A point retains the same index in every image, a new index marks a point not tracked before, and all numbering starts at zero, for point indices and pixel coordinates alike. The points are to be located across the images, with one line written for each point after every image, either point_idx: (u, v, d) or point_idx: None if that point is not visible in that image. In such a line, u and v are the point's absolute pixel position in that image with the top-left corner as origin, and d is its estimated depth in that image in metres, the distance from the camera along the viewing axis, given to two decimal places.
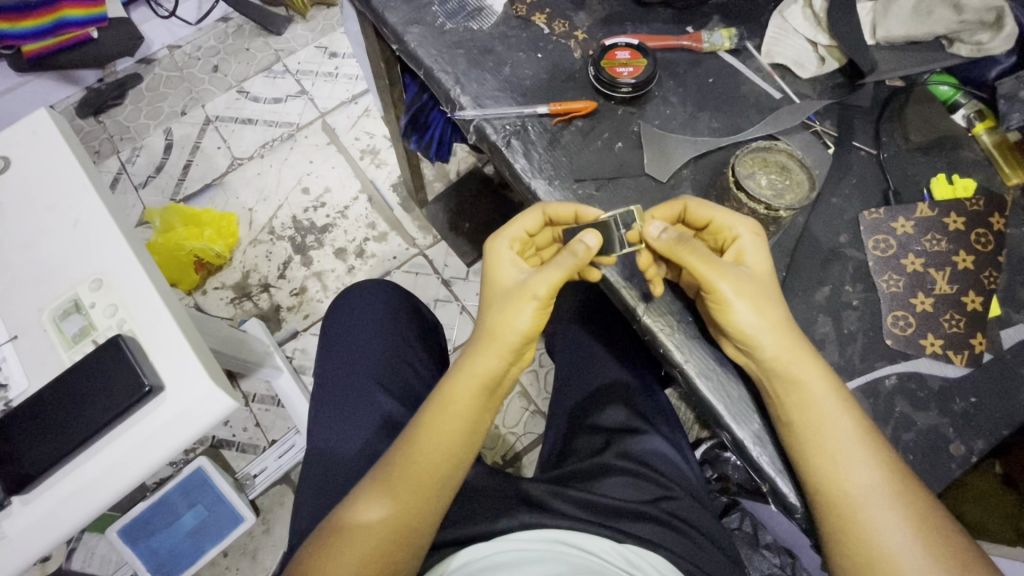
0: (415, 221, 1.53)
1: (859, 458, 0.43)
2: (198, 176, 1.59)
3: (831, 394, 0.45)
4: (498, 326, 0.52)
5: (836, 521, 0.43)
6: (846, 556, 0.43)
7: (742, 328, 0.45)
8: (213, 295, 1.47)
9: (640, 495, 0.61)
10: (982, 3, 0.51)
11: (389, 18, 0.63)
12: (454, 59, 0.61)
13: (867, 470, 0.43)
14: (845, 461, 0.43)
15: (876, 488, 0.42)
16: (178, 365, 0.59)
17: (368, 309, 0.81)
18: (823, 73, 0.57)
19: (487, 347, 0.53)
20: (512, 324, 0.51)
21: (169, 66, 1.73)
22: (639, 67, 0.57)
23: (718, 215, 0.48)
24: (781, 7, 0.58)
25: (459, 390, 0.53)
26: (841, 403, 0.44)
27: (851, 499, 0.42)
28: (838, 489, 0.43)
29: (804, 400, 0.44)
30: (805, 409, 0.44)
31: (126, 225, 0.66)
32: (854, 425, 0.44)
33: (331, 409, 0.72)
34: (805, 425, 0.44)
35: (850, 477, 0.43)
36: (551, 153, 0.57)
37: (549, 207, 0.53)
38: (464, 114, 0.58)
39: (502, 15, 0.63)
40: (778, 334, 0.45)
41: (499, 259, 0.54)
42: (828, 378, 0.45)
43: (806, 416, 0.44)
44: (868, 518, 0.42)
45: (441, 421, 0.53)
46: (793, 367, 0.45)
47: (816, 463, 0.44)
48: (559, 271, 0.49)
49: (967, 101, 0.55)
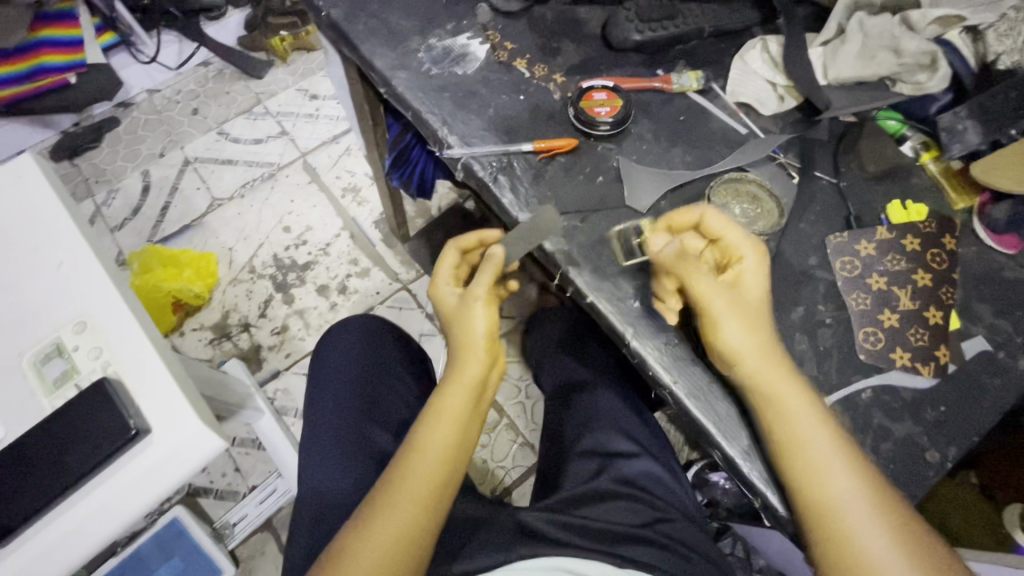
0: (397, 257, 1.55)
1: (837, 467, 0.45)
2: (176, 217, 1.59)
3: (813, 412, 0.47)
4: (465, 333, 0.57)
5: (819, 529, 0.45)
6: (832, 563, 0.44)
7: (726, 345, 0.48)
8: (192, 336, 1.45)
9: (635, 518, 0.61)
10: (918, 47, 0.56)
11: (377, 64, 0.67)
12: (440, 102, 0.65)
13: (845, 478, 0.45)
14: (827, 474, 0.45)
15: (856, 496, 0.44)
16: (164, 406, 0.58)
17: (358, 345, 0.81)
18: (783, 111, 0.61)
19: (465, 354, 0.57)
20: (475, 327, 0.56)
21: (148, 110, 1.75)
22: (616, 107, 0.61)
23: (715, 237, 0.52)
24: (742, 51, 0.64)
25: (445, 399, 0.56)
26: (816, 411, 0.47)
27: (832, 506, 0.44)
28: (820, 497, 0.45)
29: (784, 416, 0.47)
30: (788, 421, 0.46)
31: (112, 267, 0.66)
32: (830, 434, 0.46)
33: (320, 447, 0.71)
34: (788, 437, 0.46)
35: (833, 490, 0.45)
36: (537, 188, 0.59)
37: (459, 240, 0.64)
38: (453, 153, 0.61)
39: (485, 61, 0.67)
40: (761, 355, 0.48)
41: (442, 289, 0.61)
42: (808, 397, 0.47)
43: (790, 428, 0.46)
44: (849, 526, 0.44)
45: (434, 428, 0.55)
46: (776, 386, 0.47)
47: (798, 473, 0.46)
48: (487, 274, 0.56)
49: (913, 133, 0.59)
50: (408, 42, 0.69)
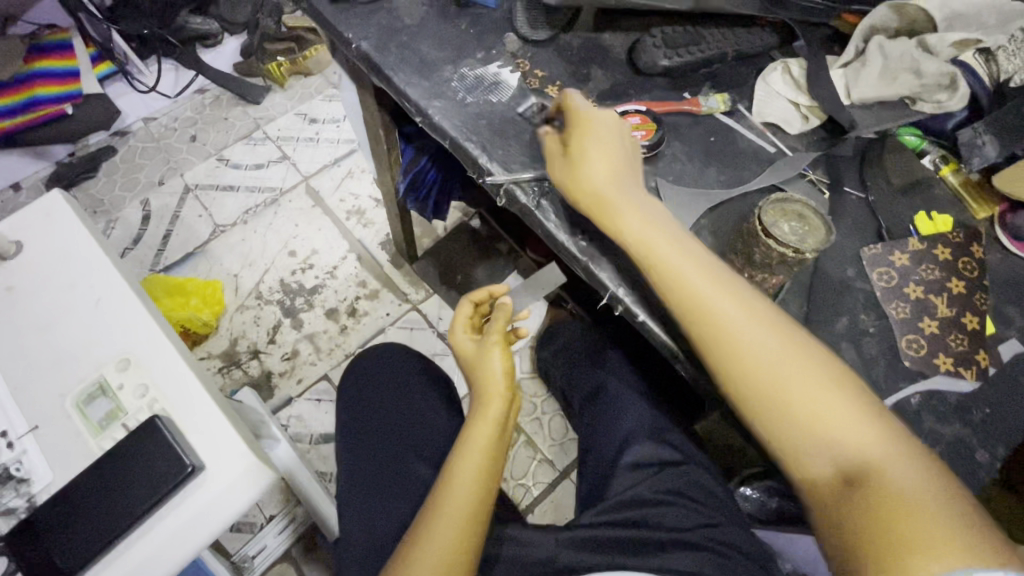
0: (406, 276, 1.56)
1: (794, 384, 0.49)
2: (179, 246, 1.58)
3: (781, 352, 0.50)
4: (485, 374, 0.64)
5: (801, 439, 0.48)
6: (828, 478, 0.47)
7: (701, 296, 0.51)
8: (200, 366, 1.43)
9: (686, 523, 0.62)
10: (938, 69, 0.59)
11: (411, 95, 0.69)
12: (477, 129, 0.66)
13: (803, 390, 0.49)
14: (808, 403, 0.48)
15: (819, 401, 0.48)
16: (215, 441, 0.58)
17: (390, 375, 0.82)
18: (808, 129, 0.64)
19: (486, 389, 0.63)
20: (493, 368, 0.64)
21: (145, 138, 1.74)
22: (649, 131, 0.63)
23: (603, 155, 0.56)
24: (764, 74, 0.67)
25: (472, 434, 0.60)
26: (752, 328, 0.51)
27: (802, 419, 0.48)
28: (790, 415, 0.49)
29: (729, 348, 0.51)
30: (729, 349, 0.51)
31: (152, 302, 0.66)
32: (773, 350, 0.50)
33: (367, 470, 0.73)
34: (738, 364, 0.50)
35: (790, 394, 0.49)
36: (580, 211, 0.61)
37: (471, 296, 0.75)
38: (494, 179, 0.63)
39: (517, 88, 0.69)
40: (725, 302, 0.51)
41: (461, 342, 0.70)
42: (776, 333, 0.50)
43: (734, 356, 0.50)
44: (825, 429, 0.48)
45: (466, 451, 0.58)
46: (740, 332, 0.51)
47: (760, 401, 0.50)
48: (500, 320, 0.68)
49: (932, 148, 0.63)
50: (440, 72, 0.71)
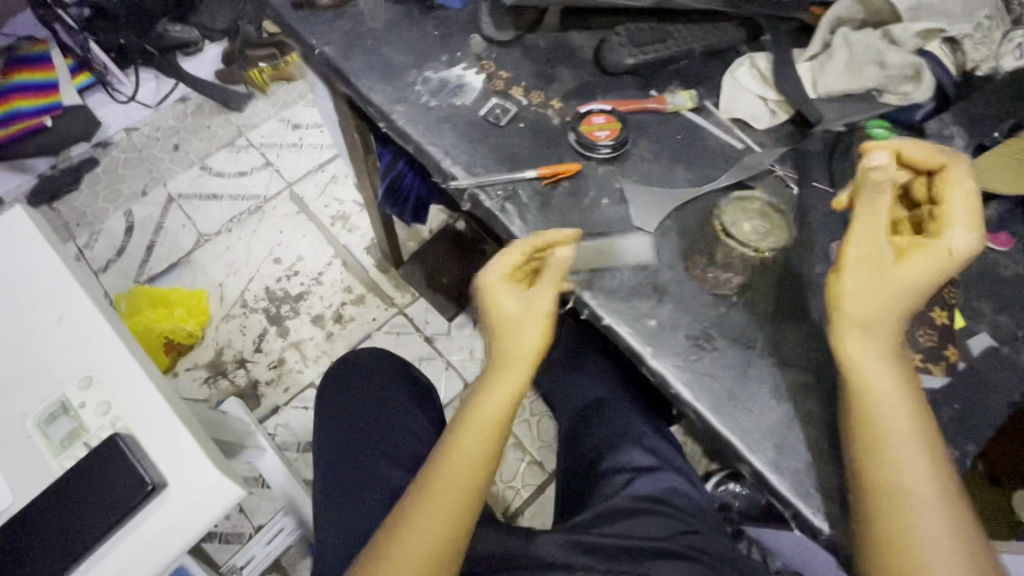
0: (392, 281, 1.55)
1: (910, 458, 0.46)
2: (163, 256, 1.57)
3: (930, 465, 0.46)
4: (510, 346, 0.55)
5: (881, 509, 0.45)
6: (873, 545, 0.45)
7: (872, 372, 0.47)
8: (185, 377, 1.43)
9: (661, 531, 0.61)
10: (902, 60, 0.58)
11: (375, 100, 0.68)
12: (441, 133, 0.65)
13: (918, 472, 0.46)
14: (923, 522, 0.45)
15: (925, 489, 0.45)
16: (179, 458, 0.57)
17: (362, 383, 0.80)
18: (776, 124, 0.63)
19: (508, 366, 0.55)
20: (524, 342, 0.55)
21: (128, 148, 1.73)
22: (615, 130, 0.62)
23: (975, 218, 0.47)
24: (732, 69, 0.66)
25: (477, 413, 0.55)
26: (910, 414, 0.47)
27: (897, 493, 0.45)
28: (891, 484, 0.45)
29: (864, 392, 0.47)
30: (871, 406, 0.47)
31: (114, 317, 0.65)
32: (911, 427, 0.46)
33: (335, 482, 0.71)
34: (869, 420, 0.47)
35: (906, 476, 0.46)
36: (544, 214, 0.60)
37: (533, 235, 0.55)
38: (458, 183, 0.62)
39: (482, 90, 0.68)
40: (890, 385, 0.47)
41: (497, 289, 0.55)
42: (921, 438, 0.46)
43: (871, 415, 0.47)
44: (911, 518, 0.45)
45: (463, 442, 0.55)
46: (893, 424, 0.46)
47: (871, 456, 0.46)
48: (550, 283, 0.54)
49: (902, 140, 0.61)
50: (404, 76, 0.70)
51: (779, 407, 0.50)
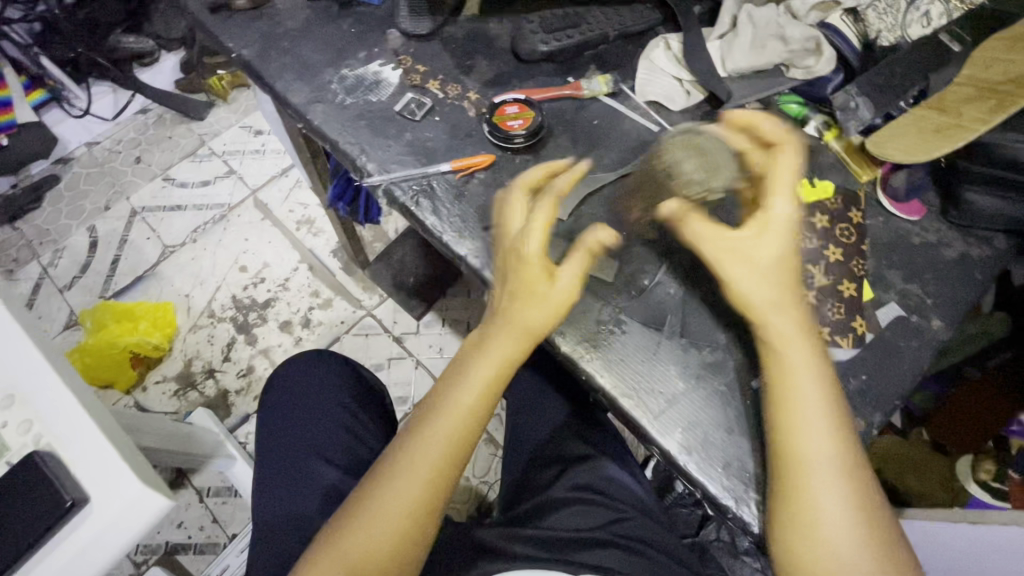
0: (358, 282, 1.54)
1: (818, 426, 0.45)
2: (128, 270, 1.56)
3: (835, 442, 0.45)
4: (518, 310, 0.50)
5: (783, 475, 0.45)
6: (780, 513, 0.44)
7: (789, 357, 0.46)
8: (154, 390, 1.42)
9: (592, 520, 0.61)
10: (802, 34, 0.59)
11: (293, 101, 0.68)
12: (357, 130, 0.65)
13: (824, 439, 0.44)
14: (833, 495, 0.43)
15: (831, 458, 0.44)
16: (103, 475, 0.56)
17: (306, 387, 0.78)
18: (690, 105, 0.63)
19: (513, 329, 0.50)
20: (536, 316, 0.50)
21: (88, 163, 1.70)
22: (528, 118, 0.62)
23: (794, 193, 0.47)
24: (647, 51, 0.65)
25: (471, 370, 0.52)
26: (821, 382, 0.46)
27: (804, 462, 0.44)
28: (798, 451, 0.44)
29: (785, 367, 0.46)
30: (785, 372, 0.46)
31: (31, 326, 0.62)
32: (822, 397, 0.45)
33: (274, 486, 0.71)
34: (781, 385, 0.46)
35: (810, 443, 0.44)
36: (458, 206, 0.60)
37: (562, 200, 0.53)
38: (372, 180, 0.61)
39: (398, 85, 0.67)
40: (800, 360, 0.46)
41: (531, 276, 0.50)
42: (832, 410, 0.45)
43: (784, 379, 0.46)
44: (816, 487, 0.43)
45: (452, 410, 0.51)
46: (803, 393, 0.46)
47: (779, 422, 0.46)
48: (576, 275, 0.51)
49: (814, 114, 0.61)
50: (321, 75, 0.69)
51: (686, 387, 0.51)
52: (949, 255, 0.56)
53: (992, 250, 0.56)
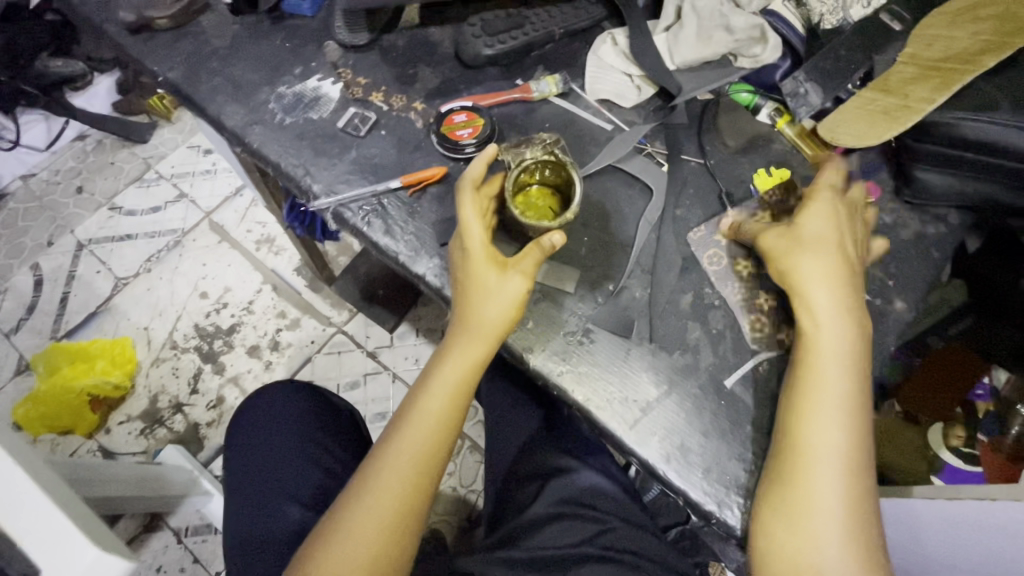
0: (326, 299, 1.49)
1: (836, 418, 0.44)
2: (79, 307, 1.48)
3: (850, 436, 0.44)
4: (469, 313, 0.48)
5: (788, 464, 0.44)
6: (769, 502, 0.44)
7: (816, 341, 0.47)
8: (120, 431, 1.35)
9: (577, 536, 0.59)
10: (746, 22, 0.58)
11: (228, 124, 0.64)
12: (299, 151, 0.62)
13: (838, 430, 0.44)
14: (814, 479, 0.43)
15: (840, 449, 0.43)
16: (55, 540, 0.52)
17: (272, 422, 0.75)
18: (642, 101, 0.62)
19: (466, 333, 0.49)
20: (488, 316, 0.48)
21: (25, 197, 1.60)
22: (478, 126, 0.60)
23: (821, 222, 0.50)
24: (594, 48, 0.64)
25: (440, 376, 0.50)
26: (852, 374, 0.46)
27: (812, 450, 0.44)
28: (810, 438, 0.44)
29: (812, 349, 0.46)
30: (812, 354, 0.46)
31: None
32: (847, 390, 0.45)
33: (248, 531, 0.67)
34: (805, 363, 0.46)
35: (823, 431, 0.44)
36: (413, 224, 0.57)
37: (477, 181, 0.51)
38: (319, 204, 0.59)
39: (340, 100, 0.64)
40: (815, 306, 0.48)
41: (477, 271, 0.49)
42: (852, 406, 0.45)
43: (811, 363, 0.46)
44: (818, 476, 0.43)
45: (415, 423, 0.49)
46: (829, 380, 0.45)
47: (795, 407, 0.45)
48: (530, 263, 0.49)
49: (765, 101, 0.60)
50: (257, 95, 0.65)
51: (660, 392, 0.50)
52: (906, 235, 0.56)
53: (948, 227, 0.57)
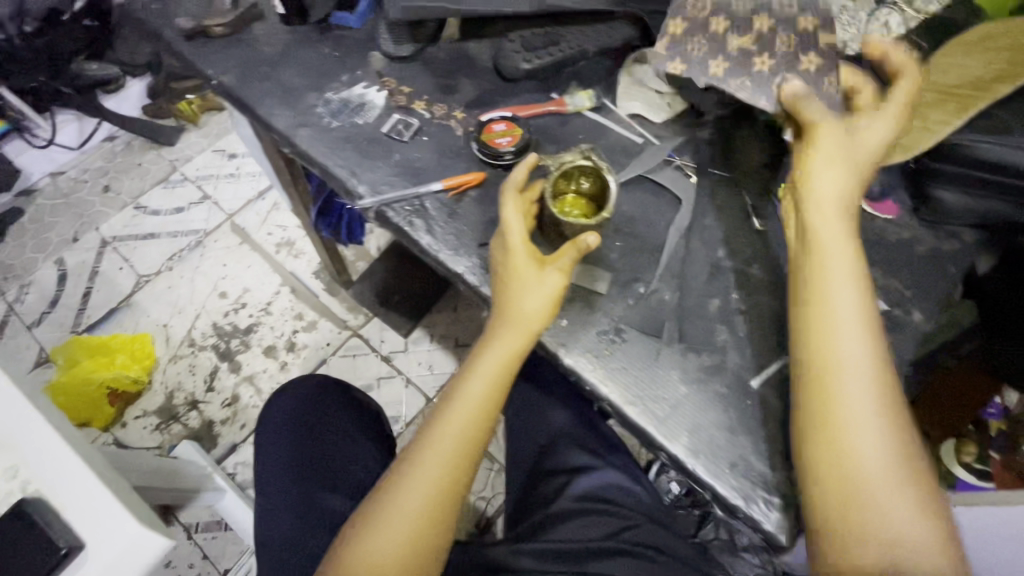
0: (342, 303, 1.52)
1: (857, 368, 0.46)
2: (101, 302, 1.51)
3: (877, 386, 0.45)
4: (512, 303, 0.51)
5: (821, 428, 0.45)
6: (820, 472, 0.45)
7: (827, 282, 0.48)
8: (135, 425, 1.37)
9: (599, 530, 0.61)
10: (774, 47, 0.62)
11: (277, 125, 0.68)
12: (344, 153, 0.65)
13: (860, 382, 0.45)
14: (862, 450, 0.44)
15: (866, 399, 0.45)
16: (99, 516, 0.54)
17: (300, 414, 0.77)
18: (672, 117, 0.65)
19: (508, 323, 0.51)
20: (532, 306, 0.51)
21: (53, 194, 1.65)
22: (516, 136, 0.63)
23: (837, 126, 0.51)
24: (626, 67, 0.68)
25: (484, 359, 0.52)
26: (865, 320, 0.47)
27: (836, 410, 0.45)
28: (830, 392, 0.46)
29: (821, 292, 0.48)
30: (815, 296, 0.48)
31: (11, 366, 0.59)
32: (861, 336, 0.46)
33: (277, 519, 0.69)
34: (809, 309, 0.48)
35: (844, 384, 0.45)
36: (452, 225, 0.60)
37: (518, 185, 0.54)
38: (363, 204, 0.62)
39: (384, 107, 0.68)
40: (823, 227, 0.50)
41: (519, 266, 0.51)
42: (870, 350, 0.46)
43: (813, 308, 0.48)
44: (854, 435, 0.44)
45: (457, 409, 0.52)
46: (846, 335, 0.46)
47: (812, 363, 0.47)
48: (568, 259, 0.52)
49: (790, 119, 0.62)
50: (305, 99, 0.69)
51: (688, 391, 0.52)
52: (923, 250, 0.59)
53: (961, 244, 0.60)
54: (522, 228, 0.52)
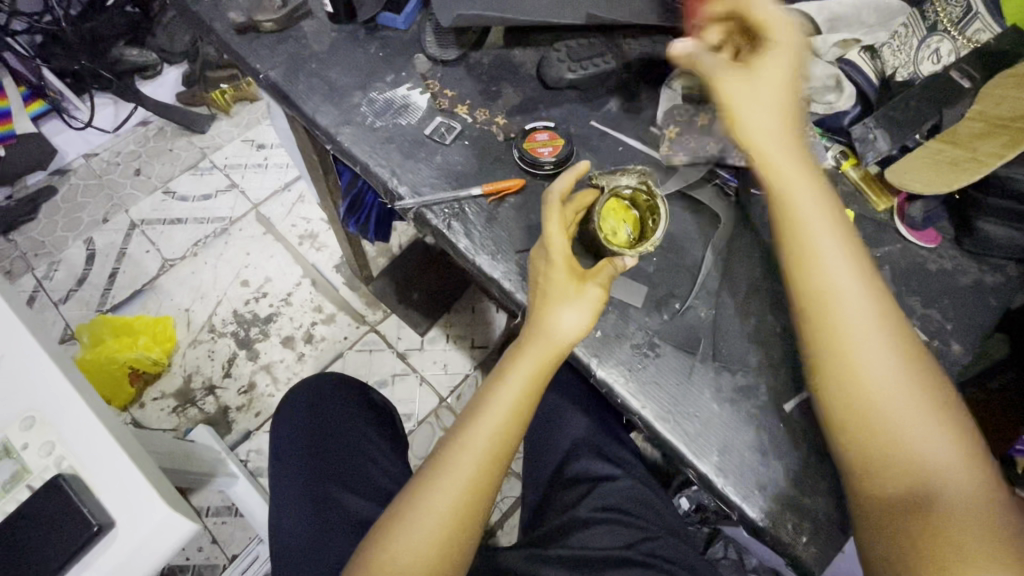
0: (362, 298, 1.53)
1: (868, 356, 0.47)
2: (126, 283, 1.54)
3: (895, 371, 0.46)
4: (549, 309, 0.51)
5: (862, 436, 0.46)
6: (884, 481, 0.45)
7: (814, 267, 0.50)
8: (152, 406, 1.39)
9: (619, 540, 0.60)
10: (823, 71, 0.63)
11: (321, 121, 0.69)
12: (386, 153, 0.66)
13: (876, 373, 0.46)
14: (914, 440, 0.44)
15: (889, 390, 0.46)
16: (129, 497, 0.55)
17: (322, 409, 0.79)
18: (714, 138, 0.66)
19: (543, 329, 0.51)
20: (570, 313, 0.51)
21: (87, 175, 1.68)
22: (558, 146, 0.64)
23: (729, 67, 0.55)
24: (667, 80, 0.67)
25: (515, 366, 0.53)
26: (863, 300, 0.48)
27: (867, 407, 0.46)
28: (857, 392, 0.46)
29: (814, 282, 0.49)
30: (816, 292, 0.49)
31: (51, 344, 0.60)
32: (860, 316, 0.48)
33: (295, 509, 0.70)
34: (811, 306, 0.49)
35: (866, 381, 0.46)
36: (490, 230, 0.61)
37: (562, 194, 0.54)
38: (404, 204, 0.62)
39: (427, 109, 0.69)
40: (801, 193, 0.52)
41: (557, 278, 0.52)
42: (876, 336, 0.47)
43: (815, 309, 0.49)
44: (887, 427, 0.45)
45: (490, 412, 0.52)
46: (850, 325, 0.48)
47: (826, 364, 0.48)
48: (605, 276, 0.52)
49: (832, 143, 0.65)
50: (349, 98, 0.70)
51: (720, 410, 0.52)
52: (964, 282, 0.59)
53: (1004, 279, 0.59)
54: (563, 239, 0.52)
